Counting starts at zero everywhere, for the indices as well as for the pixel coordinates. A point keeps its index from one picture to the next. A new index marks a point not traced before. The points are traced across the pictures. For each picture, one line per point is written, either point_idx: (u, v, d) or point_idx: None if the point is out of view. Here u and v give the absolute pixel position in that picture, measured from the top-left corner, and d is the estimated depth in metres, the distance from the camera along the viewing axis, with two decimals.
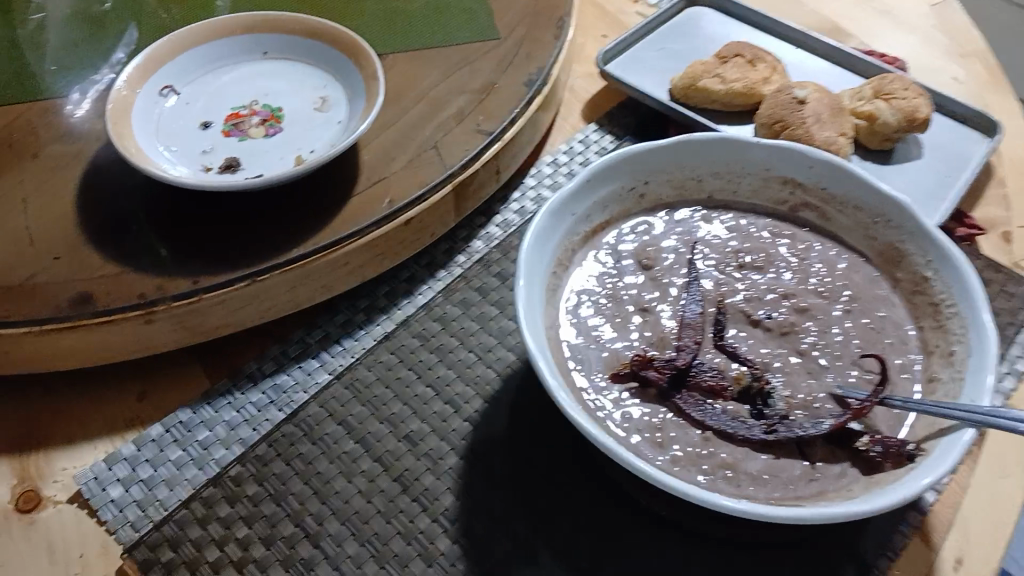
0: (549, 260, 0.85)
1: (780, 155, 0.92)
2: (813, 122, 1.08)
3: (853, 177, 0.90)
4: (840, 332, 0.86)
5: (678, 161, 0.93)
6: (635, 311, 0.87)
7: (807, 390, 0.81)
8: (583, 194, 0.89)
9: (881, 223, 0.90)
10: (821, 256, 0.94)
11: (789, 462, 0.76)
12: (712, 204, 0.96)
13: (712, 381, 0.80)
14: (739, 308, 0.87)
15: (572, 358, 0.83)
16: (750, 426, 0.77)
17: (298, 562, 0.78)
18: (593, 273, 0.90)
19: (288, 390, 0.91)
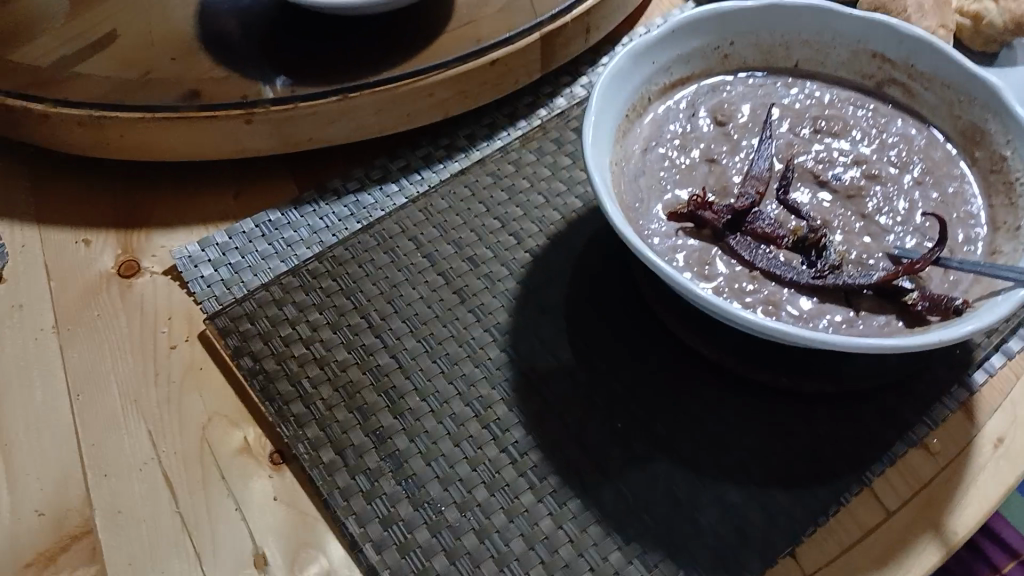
0: (622, 103, 0.87)
1: (872, 27, 0.91)
2: (914, 9, 1.05)
3: (943, 55, 0.88)
4: (909, 198, 0.85)
5: (766, 24, 0.93)
6: (702, 160, 0.88)
7: (863, 247, 0.82)
8: (664, 44, 0.90)
9: (967, 102, 0.88)
10: (901, 131, 0.91)
11: (832, 306, 0.78)
12: (796, 73, 0.96)
13: (765, 228, 0.81)
14: (806, 167, 0.87)
15: (634, 194, 0.85)
16: (797, 271, 0.78)
17: (358, 348, 0.85)
18: (667, 122, 0.91)
19: (367, 207, 0.97)
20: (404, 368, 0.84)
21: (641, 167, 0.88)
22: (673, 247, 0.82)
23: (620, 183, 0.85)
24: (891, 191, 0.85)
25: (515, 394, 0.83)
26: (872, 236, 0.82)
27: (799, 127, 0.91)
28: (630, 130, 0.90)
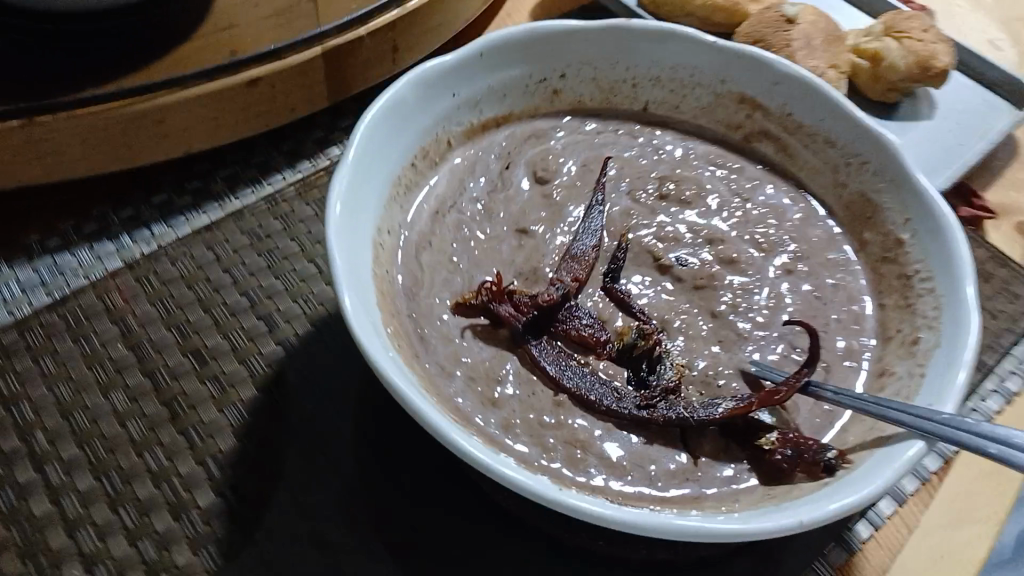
0: (402, 150, 0.63)
1: (740, 61, 0.70)
2: (802, 48, 0.84)
3: (829, 101, 0.67)
4: (776, 292, 0.64)
5: (606, 51, 0.71)
6: (509, 230, 0.65)
7: (712, 361, 0.60)
8: (469, 73, 0.67)
9: (858, 166, 0.68)
10: (771, 200, 0.70)
11: (663, 447, 0.56)
12: (644, 120, 0.74)
13: (583, 331, 0.59)
14: (646, 245, 0.66)
15: (409, 276, 0.61)
16: (619, 397, 0.56)
17: (9, 486, 0.60)
18: (471, 178, 0.68)
19: (65, 273, 0.71)
20: (65, 519, 0.59)
21: (423, 239, 0.63)
22: (452, 355, 0.58)
23: (391, 260, 0.61)
24: (755, 281, 0.65)
25: (224, 556, 0.57)
26: (724, 344, 0.61)
27: (643, 188, 0.69)
28: (416, 184, 0.66)
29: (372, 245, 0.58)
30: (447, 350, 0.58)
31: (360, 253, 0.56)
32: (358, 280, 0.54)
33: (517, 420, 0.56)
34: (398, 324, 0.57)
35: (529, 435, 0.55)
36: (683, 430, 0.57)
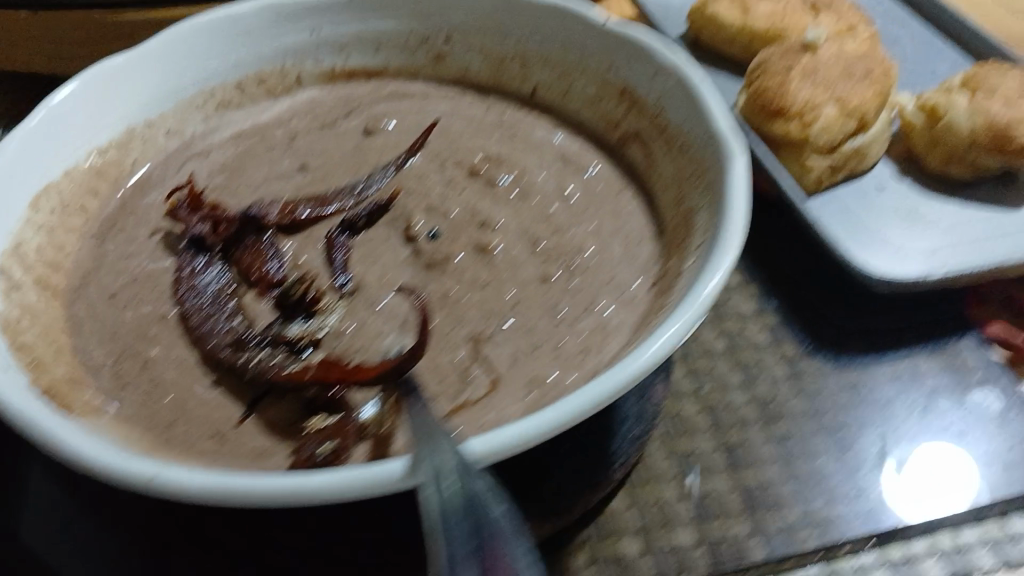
0: (227, 65, 0.63)
1: (628, 43, 0.56)
2: (808, 72, 0.65)
3: (685, 92, 0.52)
4: (510, 294, 0.49)
5: (498, 20, 0.63)
6: (292, 166, 0.59)
7: (371, 336, 0.48)
8: (337, 13, 0.64)
9: (697, 179, 0.50)
10: (608, 206, 0.55)
11: (223, 394, 0.45)
12: (531, 105, 0.65)
13: (256, 263, 0.51)
14: (410, 210, 0.55)
15: (157, 174, 0.60)
16: (220, 329, 0.47)
17: None
18: (302, 115, 0.64)
19: None
20: None
21: (201, 151, 0.62)
22: (122, 252, 0.54)
23: (150, 157, 0.61)
24: (495, 278, 0.50)
25: None
26: (398, 325, 0.48)
27: (458, 161, 0.59)
28: (238, 104, 0.65)
29: (118, 133, 0.59)
30: (123, 241, 0.55)
31: (86, 123, 0.57)
32: (46, 135, 0.53)
33: (111, 316, 0.50)
34: (92, 202, 0.57)
35: (107, 334, 0.49)
36: (262, 389, 0.45)
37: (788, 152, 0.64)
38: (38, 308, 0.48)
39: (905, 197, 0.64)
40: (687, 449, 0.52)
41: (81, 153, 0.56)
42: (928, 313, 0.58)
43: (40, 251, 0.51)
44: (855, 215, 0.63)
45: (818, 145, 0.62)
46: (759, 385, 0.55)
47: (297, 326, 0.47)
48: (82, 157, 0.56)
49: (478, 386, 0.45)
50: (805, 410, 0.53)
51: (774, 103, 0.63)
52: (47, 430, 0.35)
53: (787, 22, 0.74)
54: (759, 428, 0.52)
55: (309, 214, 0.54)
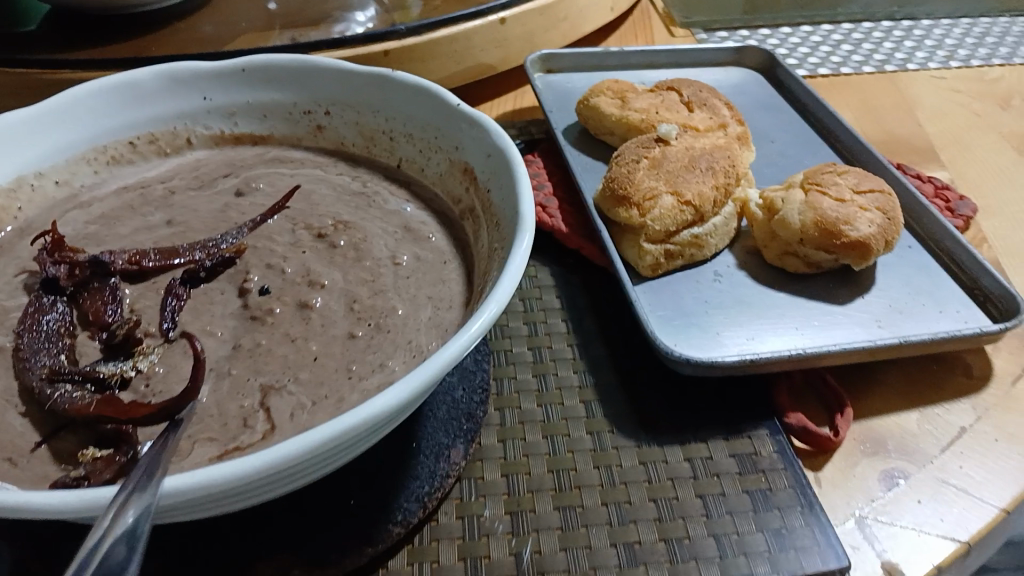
0: (123, 124, 0.69)
1: (470, 126, 0.62)
2: (654, 166, 0.70)
3: (505, 172, 0.58)
4: (313, 348, 0.54)
5: (369, 100, 0.69)
6: (161, 219, 0.65)
7: (175, 381, 0.53)
8: (229, 83, 0.70)
9: (498, 254, 0.55)
10: (435, 274, 0.60)
11: (28, 423, 0.50)
12: (395, 176, 0.72)
13: (96, 307, 0.56)
14: (250, 268, 0.60)
15: (41, 220, 0.66)
16: (42, 364, 0.52)
17: None
18: (184, 175, 0.71)
19: None
20: None
21: (87, 201, 0.69)
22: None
23: (37, 204, 0.67)
24: (305, 334, 0.55)
25: None
26: (201, 370, 0.52)
27: (309, 224, 0.64)
28: (128, 160, 0.71)
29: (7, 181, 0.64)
30: None
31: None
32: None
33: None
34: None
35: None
36: (61, 421, 0.49)
37: (628, 237, 0.68)
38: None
39: (737, 285, 0.68)
40: (478, 511, 0.54)
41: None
42: (733, 403, 0.63)
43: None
44: (685, 300, 0.67)
45: (652, 233, 0.67)
46: (562, 455, 0.59)
47: (111, 365, 0.52)
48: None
49: (256, 431, 0.49)
50: (601, 480, 0.57)
51: (617, 191, 0.68)
52: None
53: (659, 116, 0.79)
54: (549, 494, 0.55)
55: (155, 263, 0.59)
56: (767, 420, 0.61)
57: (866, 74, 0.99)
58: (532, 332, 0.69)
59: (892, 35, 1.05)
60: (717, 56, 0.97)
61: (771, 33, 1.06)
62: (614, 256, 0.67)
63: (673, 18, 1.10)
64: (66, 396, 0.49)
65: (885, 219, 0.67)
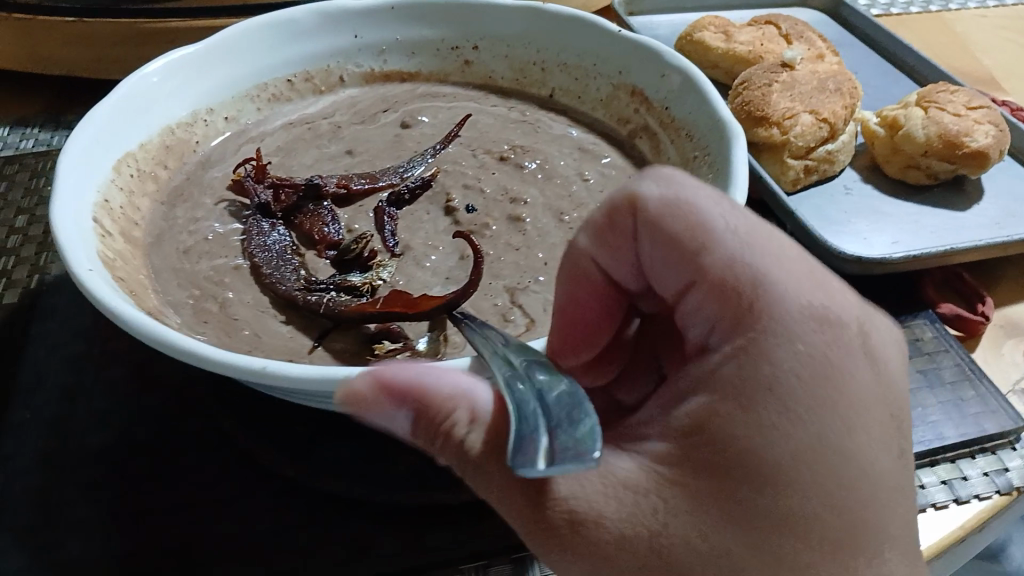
0: (280, 61, 0.71)
1: (637, 51, 0.67)
2: (783, 89, 0.75)
3: (686, 87, 0.62)
4: (540, 255, 0.57)
5: (520, 33, 0.73)
6: (341, 152, 0.68)
7: (418, 288, 0.55)
8: (379, 22, 0.73)
9: (696, 159, 0.60)
10: (623, 187, 0.65)
11: (295, 328, 0.52)
12: (549, 105, 0.75)
13: (316, 227, 0.58)
14: (448, 189, 0.63)
15: (216, 155, 0.68)
16: (288, 278, 0.54)
17: None
18: (344, 111, 0.73)
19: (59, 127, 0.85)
20: None
21: (255, 135, 0.70)
22: (195, 216, 0.61)
23: (210, 139, 0.69)
24: (526, 242, 0.58)
25: None
26: (445, 276, 0.55)
27: (486, 150, 0.68)
28: (286, 98, 0.73)
29: (185, 115, 0.66)
30: (191, 208, 0.62)
31: (158, 100, 0.64)
32: (128, 110, 0.61)
33: (188, 267, 0.57)
34: (163, 173, 0.64)
35: (184, 281, 0.56)
36: (329, 325, 0.52)
37: (768, 155, 0.73)
38: (127, 253, 0.55)
39: (867, 198, 0.74)
40: None
41: (153, 129, 0.64)
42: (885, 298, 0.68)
43: (123, 210, 0.58)
44: (826, 211, 0.72)
45: (794, 149, 0.72)
46: None
47: (356, 276, 0.54)
48: (154, 133, 0.64)
49: (518, 324, 0.52)
50: None
51: (754, 113, 0.74)
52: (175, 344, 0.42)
53: (765, 48, 0.84)
54: None
55: (362, 187, 0.62)
56: (924, 310, 0.67)
57: (917, 14, 1.06)
58: None
59: None
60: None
61: None
62: (762, 173, 0.72)
63: None
64: (332, 301, 0.51)
65: (997, 130, 0.74)
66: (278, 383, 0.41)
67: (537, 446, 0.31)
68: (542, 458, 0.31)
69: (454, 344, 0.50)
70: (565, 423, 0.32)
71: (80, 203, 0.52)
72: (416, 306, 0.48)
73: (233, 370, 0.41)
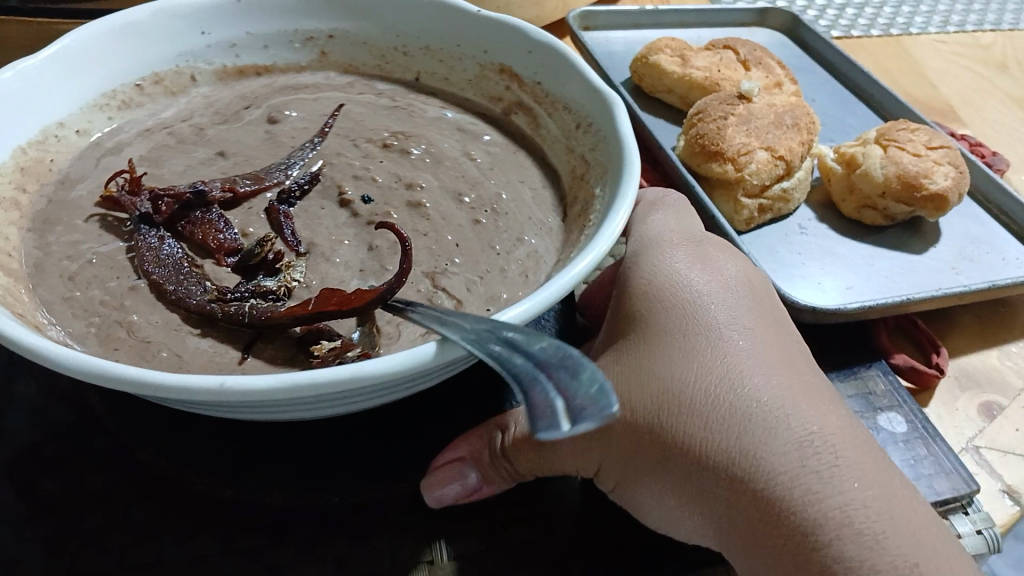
0: (133, 65, 0.68)
1: (500, 32, 0.71)
2: (739, 124, 0.72)
3: (571, 70, 0.66)
4: (449, 238, 0.60)
5: (367, 20, 0.75)
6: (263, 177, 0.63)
7: (335, 283, 0.55)
8: (225, 19, 0.72)
9: (581, 128, 0.64)
10: (532, 191, 0.66)
11: (216, 343, 0.50)
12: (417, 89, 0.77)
13: (211, 234, 0.55)
14: (337, 180, 0.64)
15: (75, 172, 0.63)
16: (197, 291, 0.51)
17: None
18: (200, 112, 0.71)
19: None
20: None
21: (111, 147, 0.66)
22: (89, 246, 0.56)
23: (64, 156, 0.64)
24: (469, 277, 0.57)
25: None
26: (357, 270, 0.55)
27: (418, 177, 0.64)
28: (137, 104, 0.70)
29: (35, 131, 0.61)
30: (62, 231, 0.57)
31: (16, 112, 0.59)
32: None
33: (77, 294, 0.53)
34: (23, 196, 0.59)
35: (80, 311, 0.52)
36: (253, 335, 0.50)
37: (722, 191, 0.71)
38: (10, 291, 0.50)
39: (823, 238, 0.72)
40: None
41: (9, 150, 0.58)
42: (838, 347, 0.66)
43: None
44: (779, 251, 0.70)
45: (748, 188, 0.69)
46: None
47: (269, 279, 0.52)
48: (10, 154, 0.58)
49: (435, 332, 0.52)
50: None
51: (709, 148, 0.70)
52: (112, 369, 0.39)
53: (721, 75, 0.81)
54: None
55: (249, 189, 0.60)
56: (876, 361, 0.64)
57: (875, 37, 1.04)
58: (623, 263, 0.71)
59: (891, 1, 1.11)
60: (742, 15, 1.00)
61: None
62: (717, 209, 0.68)
63: None
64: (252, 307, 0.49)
65: (957, 171, 0.72)
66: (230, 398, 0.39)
67: (555, 409, 0.36)
68: (564, 421, 0.36)
69: (387, 333, 0.51)
70: (571, 388, 0.37)
71: None
72: (346, 303, 0.45)
73: (184, 391, 0.38)
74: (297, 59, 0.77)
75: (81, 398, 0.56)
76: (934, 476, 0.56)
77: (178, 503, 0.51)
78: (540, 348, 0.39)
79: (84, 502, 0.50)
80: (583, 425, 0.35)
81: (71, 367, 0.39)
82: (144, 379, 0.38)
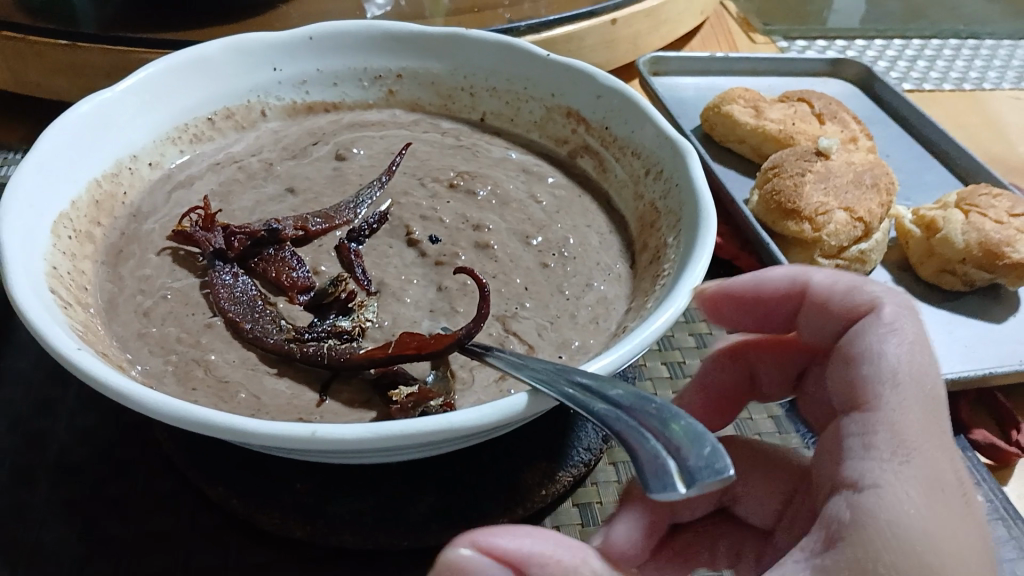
0: (205, 102, 0.67)
1: (569, 74, 0.68)
2: (817, 181, 0.71)
3: (639, 116, 0.63)
4: (519, 280, 0.59)
5: (439, 60, 0.72)
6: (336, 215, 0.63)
7: (406, 323, 0.54)
8: (299, 52, 0.69)
9: (652, 175, 0.62)
10: (601, 239, 0.65)
11: (296, 385, 0.49)
12: (481, 129, 0.74)
13: (284, 272, 0.55)
14: (406, 221, 0.62)
15: (146, 205, 0.63)
16: (272, 330, 0.51)
17: None
18: (270, 147, 0.69)
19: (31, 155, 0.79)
20: None
21: (183, 180, 0.65)
22: (164, 281, 0.56)
23: (136, 188, 0.63)
24: (541, 322, 0.56)
25: None
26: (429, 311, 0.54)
27: (490, 222, 0.64)
28: (207, 138, 0.68)
29: (108, 165, 0.60)
30: (137, 265, 0.57)
31: (89, 145, 0.58)
32: (54, 163, 0.54)
33: (152, 331, 0.53)
34: (97, 229, 0.58)
35: (155, 347, 0.52)
36: (329, 375, 0.49)
37: (797, 249, 0.70)
38: (87, 325, 0.50)
39: None
40: None
41: (82, 186, 0.57)
42: None
43: (71, 276, 0.52)
44: None
45: (825, 249, 0.69)
46: None
47: (343, 320, 0.52)
48: (83, 189, 0.57)
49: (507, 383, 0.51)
50: None
51: (785, 204, 0.69)
52: (218, 421, 0.39)
53: (796, 128, 0.80)
54: None
55: (318, 227, 0.59)
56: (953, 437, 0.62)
57: (947, 90, 1.02)
58: (690, 318, 0.70)
59: (964, 54, 1.09)
60: (813, 65, 0.98)
61: (848, 47, 1.09)
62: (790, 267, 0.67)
63: (753, 26, 1.11)
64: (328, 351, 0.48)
65: None
66: (332, 449, 0.39)
67: (668, 470, 0.35)
68: (680, 482, 0.34)
69: (463, 380, 0.51)
70: (678, 442, 0.36)
71: (32, 274, 0.46)
72: (424, 347, 0.46)
73: (285, 442, 0.39)
74: (366, 98, 0.74)
75: (145, 437, 0.56)
76: (1018, 563, 0.54)
77: (238, 550, 0.50)
78: (619, 392, 0.40)
79: (144, 543, 0.50)
80: (696, 486, 0.33)
81: (167, 413, 0.39)
82: (242, 426, 0.39)
